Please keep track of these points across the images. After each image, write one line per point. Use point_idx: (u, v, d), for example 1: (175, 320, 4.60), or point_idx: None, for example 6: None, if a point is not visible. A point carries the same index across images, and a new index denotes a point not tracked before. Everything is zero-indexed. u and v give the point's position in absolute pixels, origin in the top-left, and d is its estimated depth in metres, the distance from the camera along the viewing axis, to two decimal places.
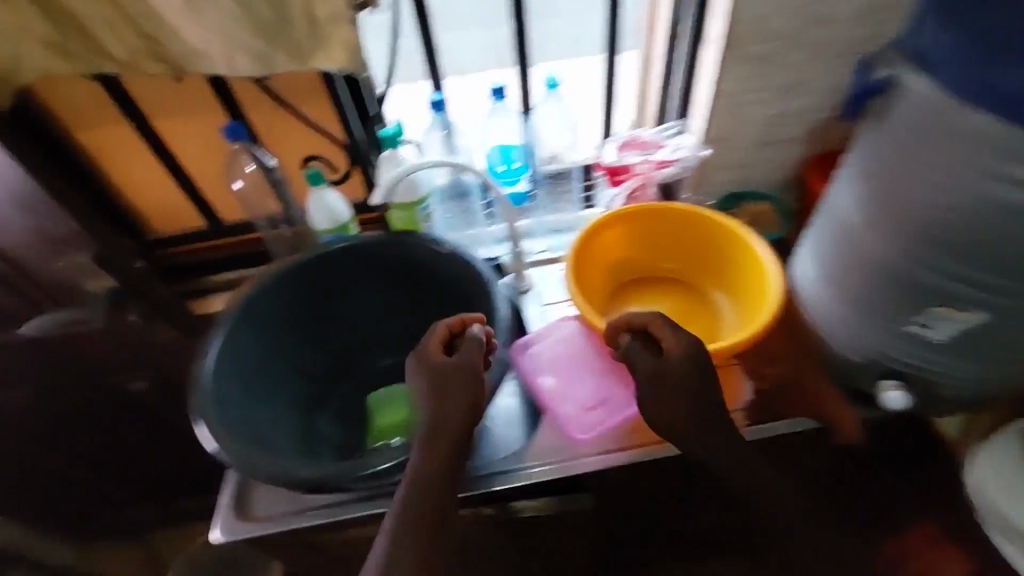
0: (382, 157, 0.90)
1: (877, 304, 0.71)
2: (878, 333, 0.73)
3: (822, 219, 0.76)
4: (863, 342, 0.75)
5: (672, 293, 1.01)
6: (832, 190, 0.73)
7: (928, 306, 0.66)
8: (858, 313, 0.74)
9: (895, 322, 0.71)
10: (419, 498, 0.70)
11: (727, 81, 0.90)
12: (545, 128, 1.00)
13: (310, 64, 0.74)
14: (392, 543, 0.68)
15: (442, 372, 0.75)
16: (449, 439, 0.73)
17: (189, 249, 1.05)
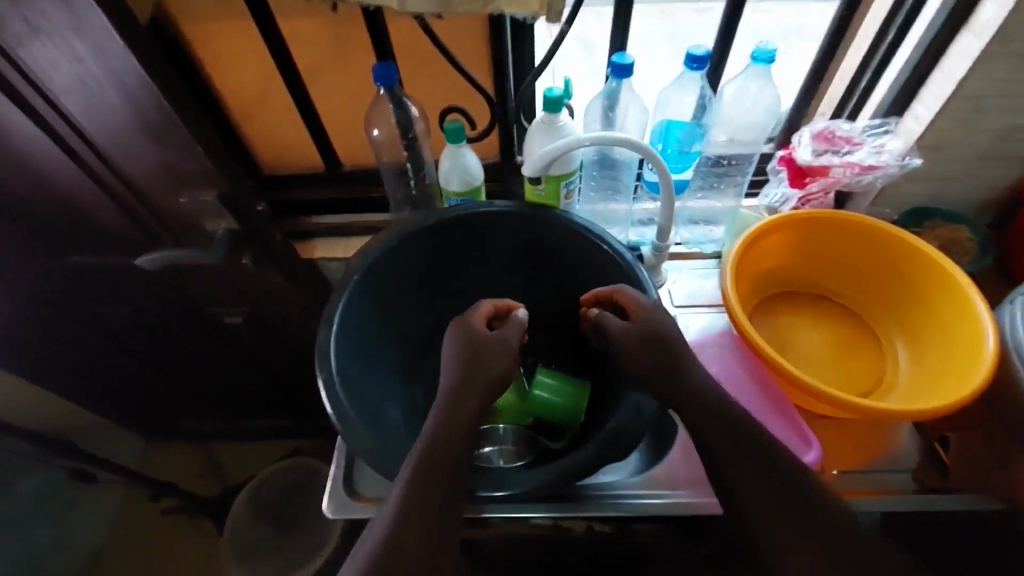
0: (540, 120, 0.78)
1: None
2: None
3: None
4: None
5: (832, 316, 0.88)
6: None
7: None
8: None
9: None
10: (438, 463, 0.59)
11: (976, 82, 0.72)
12: (733, 108, 0.82)
13: (494, 6, 0.62)
14: (402, 508, 0.56)
15: (481, 340, 0.73)
16: (464, 405, 0.65)
17: (304, 188, 0.99)
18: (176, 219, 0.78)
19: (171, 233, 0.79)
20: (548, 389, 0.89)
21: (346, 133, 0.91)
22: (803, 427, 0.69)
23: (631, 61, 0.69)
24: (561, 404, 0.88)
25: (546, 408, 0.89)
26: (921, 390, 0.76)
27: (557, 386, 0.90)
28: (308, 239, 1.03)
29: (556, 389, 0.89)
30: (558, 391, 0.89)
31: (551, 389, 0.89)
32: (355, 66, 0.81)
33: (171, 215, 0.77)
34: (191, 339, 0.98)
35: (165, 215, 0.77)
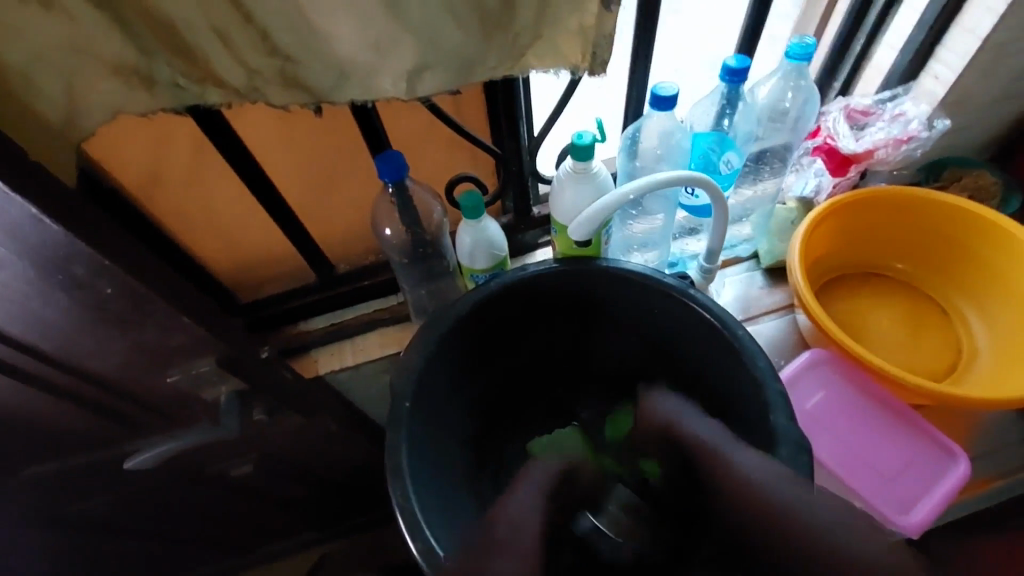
0: (570, 170, 0.68)
1: None
2: None
3: None
4: None
5: (889, 292, 0.86)
6: None
7: None
8: None
9: None
10: None
11: (1002, 33, 0.69)
12: (771, 110, 0.76)
13: (524, 66, 0.50)
14: None
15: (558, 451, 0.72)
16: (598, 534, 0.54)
17: (290, 298, 0.84)
18: (153, 394, 0.61)
19: (166, 415, 0.64)
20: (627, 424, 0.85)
21: (335, 226, 0.78)
22: (942, 437, 0.68)
23: (669, 91, 0.61)
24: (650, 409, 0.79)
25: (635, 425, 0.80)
26: (1014, 355, 0.74)
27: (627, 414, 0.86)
28: (307, 354, 0.86)
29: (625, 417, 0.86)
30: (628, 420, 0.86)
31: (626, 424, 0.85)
32: (338, 157, 0.69)
33: (163, 398, 0.62)
34: (192, 502, 0.80)
35: (156, 400, 0.62)
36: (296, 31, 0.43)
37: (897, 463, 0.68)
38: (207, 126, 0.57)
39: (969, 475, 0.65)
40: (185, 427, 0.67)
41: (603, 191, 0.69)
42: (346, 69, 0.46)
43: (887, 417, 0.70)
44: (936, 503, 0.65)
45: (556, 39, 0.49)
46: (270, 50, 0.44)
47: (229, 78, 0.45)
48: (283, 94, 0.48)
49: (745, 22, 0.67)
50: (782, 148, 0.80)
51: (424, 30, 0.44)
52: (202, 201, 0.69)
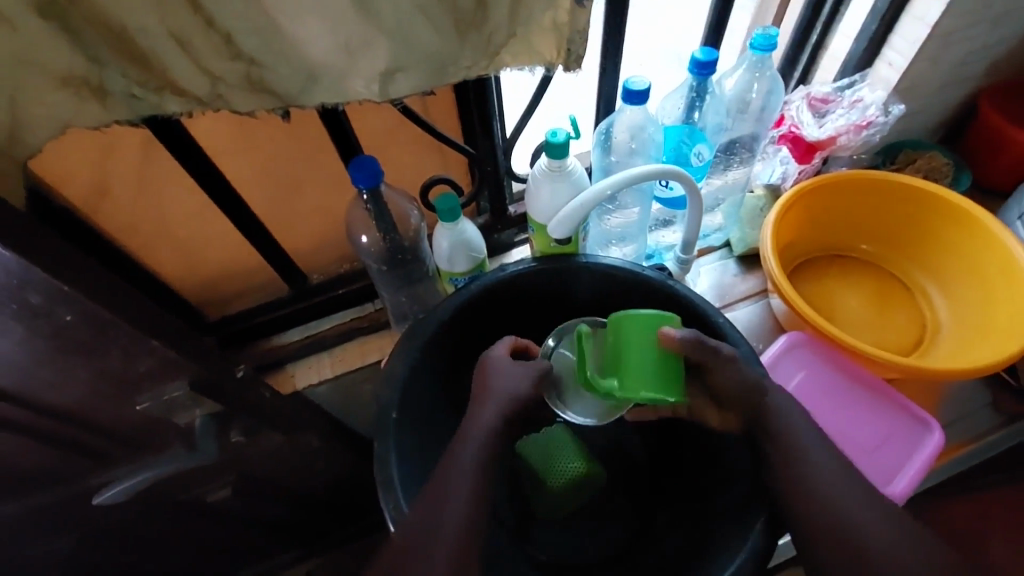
0: (545, 167, 0.67)
1: None
2: None
3: None
4: None
5: (856, 272, 0.89)
6: None
7: None
8: None
9: None
10: None
11: (948, 21, 0.72)
12: (737, 101, 0.78)
13: (498, 65, 0.49)
14: None
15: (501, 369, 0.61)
16: None
17: (261, 311, 0.81)
18: (121, 423, 0.58)
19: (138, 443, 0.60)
20: (633, 343, 0.56)
21: (306, 236, 0.76)
22: (915, 408, 0.70)
23: (641, 85, 0.61)
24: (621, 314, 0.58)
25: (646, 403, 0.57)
26: (973, 326, 0.78)
27: (642, 359, 0.55)
28: (284, 369, 0.84)
29: (636, 366, 0.54)
30: (646, 368, 0.54)
31: (636, 356, 0.55)
32: (305, 165, 0.66)
33: (133, 427, 0.59)
34: (168, 533, 0.76)
35: (125, 430, 0.58)
36: (261, 34, 0.41)
37: (874, 435, 0.71)
38: (166, 135, 0.54)
39: (943, 442, 0.68)
40: (156, 456, 0.63)
41: (579, 188, 0.69)
42: (316, 73, 0.44)
43: (863, 393, 0.73)
44: (915, 472, 0.67)
45: (531, 36, 0.48)
46: (234, 54, 0.42)
47: (189, 85, 0.43)
48: (248, 99, 0.45)
49: (710, 16, 0.68)
50: (749, 138, 0.82)
51: (398, 32, 0.43)
52: (161, 216, 0.66)
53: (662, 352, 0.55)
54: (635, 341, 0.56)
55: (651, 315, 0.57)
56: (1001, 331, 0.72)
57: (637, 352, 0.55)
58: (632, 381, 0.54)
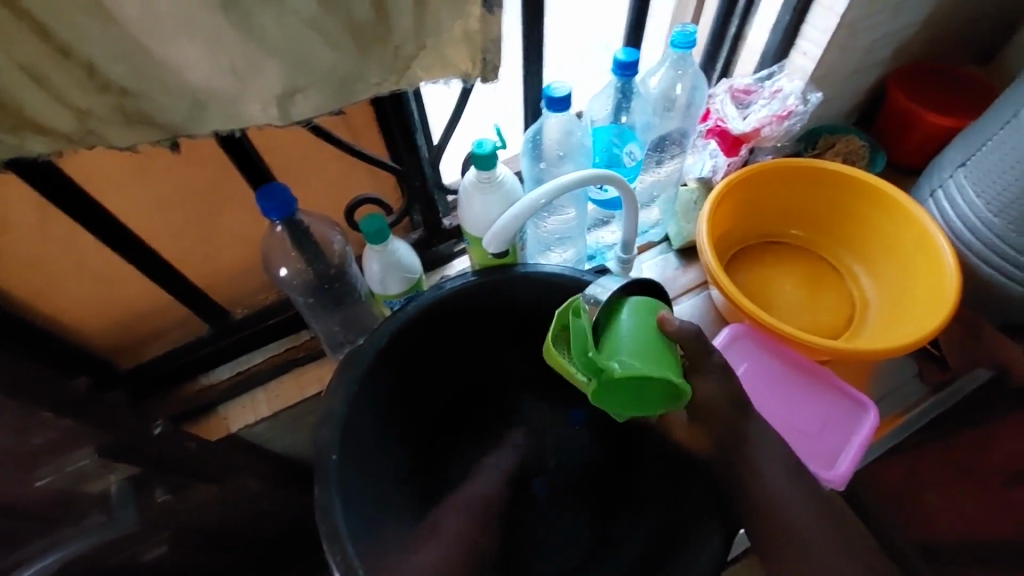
0: (476, 179, 0.65)
1: (1005, 192, 0.71)
2: (998, 222, 0.72)
3: (1005, 129, 0.70)
4: (992, 235, 0.74)
5: (789, 257, 0.91)
6: None
7: None
8: (993, 212, 0.73)
9: (1001, 213, 0.72)
10: None
11: (855, 11, 0.74)
12: (663, 100, 0.79)
13: (408, 80, 0.46)
14: None
15: None
16: None
17: (183, 354, 0.75)
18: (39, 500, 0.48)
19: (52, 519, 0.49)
20: (628, 325, 0.52)
21: (226, 270, 0.70)
22: (852, 391, 0.72)
23: (562, 91, 0.59)
24: (614, 297, 0.55)
25: (645, 400, 0.52)
26: (898, 304, 0.81)
27: (641, 341, 0.51)
28: (214, 413, 0.78)
29: (636, 346, 0.51)
30: (647, 348, 0.51)
31: (633, 335, 0.51)
32: (212, 198, 0.60)
33: (46, 504, 0.49)
34: None
35: (38, 506, 0.48)
36: (131, 61, 0.36)
37: (815, 420, 0.73)
38: (35, 179, 0.48)
39: (879, 420, 0.71)
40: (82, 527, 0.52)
41: (511, 198, 0.67)
42: (203, 98, 0.40)
43: (804, 378, 0.74)
44: (856, 453, 0.69)
45: (441, 47, 0.45)
46: (100, 86, 0.37)
47: (51, 122, 0.37)
48: (129, 133, 0.40)
49: (630, 14, 0.67)
50: (678, 134, 0.83)
51: (289, 51, 0.39)
52: (43, 265, 0.57)
53: (663, 334, 0.53)
54: (631, 322, 0.52)
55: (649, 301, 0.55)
56: (924, 307, 0.75)
57: (631, 332, 0.52)
58: (637, 360, 0.50)
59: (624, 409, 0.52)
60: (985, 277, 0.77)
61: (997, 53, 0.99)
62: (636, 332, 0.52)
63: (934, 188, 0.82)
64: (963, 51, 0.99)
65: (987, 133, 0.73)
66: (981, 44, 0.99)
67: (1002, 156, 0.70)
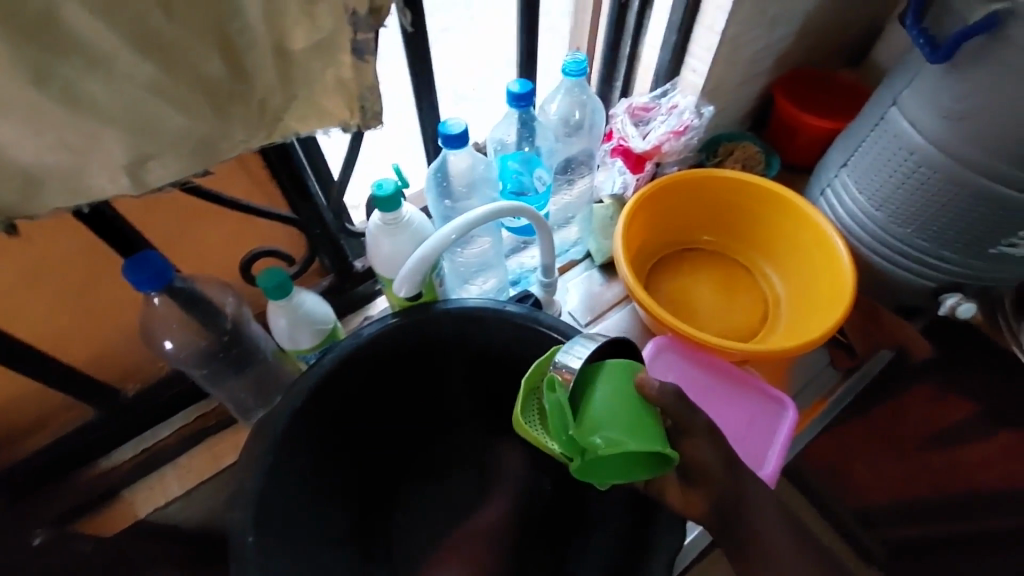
0: (380, 220, 0.62)
1: (882, 190, 0.76)
2: (880, 216, 0.78)
3: (876, 130, 0.75)
4: (876, 228, 0.79)
5: (703, 263, 0.94)
6: (897, 103, 0.72)
7: (916, 191, 0.72)
8: (875, 207, 0.78)
9: (882, 207, 0.77)
10: None
11: (733, 30, 0.78)
12: (563, 123, 0.80)
13: (281, 132, 0.43)
14: None
15: None
16: None
17: (70, 445, 0.67)
18: None
19: None
20: (604, 394, 0.50)
21: (110, 345, 0.63)
22: (771, 390, 0.75)
23: (458, 127, 0.58)
24: (589, 364, 0.52)
25: (630, 470, 0.49)
26: (805, 299, 0.85)
27: (618, 411, 0.49)
28: (119, 499, 0.70)
29: (614, 416, 0.49)
30: (624, 417, 0.49)
31: (608, 404, 0.49)
32: (79, 273, 0.54)
33: None
34: None
35: None
36: None
37: (740, 423, 0.75)
38: None
39: (798, 417, 0.74)
40: None
41: (421, 236, 0.65)
42: (35, 175, 0.35)
43: (727, 383, 0.76)
44: (779, 450, 0.72)
45: (315, 96, 0.43)
46: None
47: None
48: None
49: (520, 44, 0.67)
50: (584, 155, 0.84)
51: (130, 115, 0.35)
52: None
53: (642, 400, 0.50)
54: (606, 390, 0.50)
55: (625, 364, 0.52)
56: (827, 301, 0.79)
57: (607, 400, 0.49)
58: (615, 431, 0.48)
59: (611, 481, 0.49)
60: (875, 265, 0.83)
61: (865, 56, 1.08)
62: (614, 401, 0.49)
63: (823, 187, 0.87)
64: (837, 56, 1.07)
65: (862, 133, 0.78)
66: (851, 49, 1.08)
67: (877, 157, 0.76)
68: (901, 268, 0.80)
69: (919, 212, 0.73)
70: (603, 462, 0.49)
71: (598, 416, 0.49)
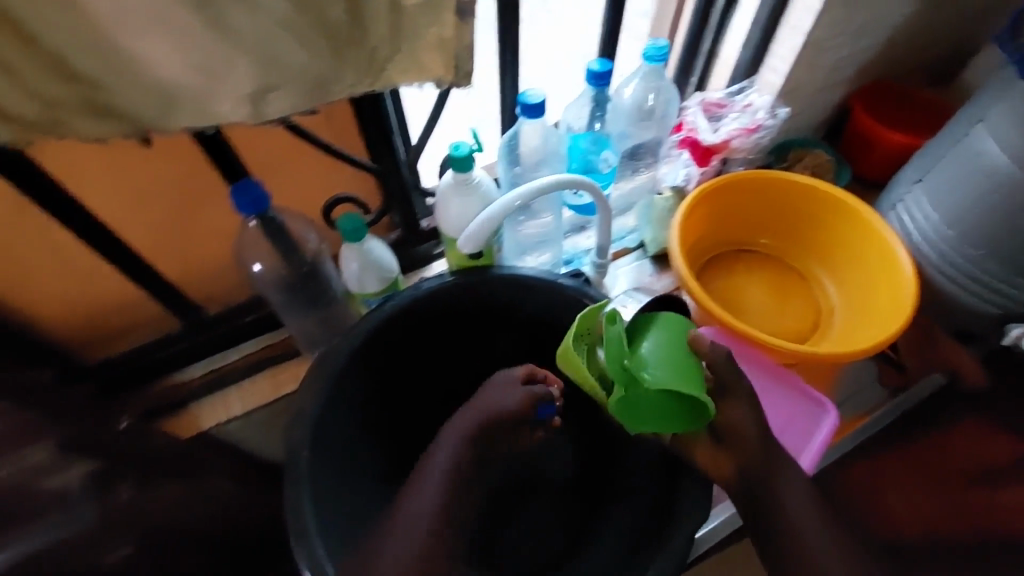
0: (452, 179, 0.66)
1: (955, 208, 0.74)
2: (949, 235, 0.76)
3: (956, 147, 0.74)
4: (944, 247, 0.77)
5: (758, 267, 0.94)
6: (981, 120, 0.70)
7: (992, 212, 0.70)
8: (945, 226, 0.76)
9: (952, 226, 0.75)
10: None
11: (819, 31, 0.77)
12: (635, 109, 0.82)
13: (382, 81, 0.47)
14: None
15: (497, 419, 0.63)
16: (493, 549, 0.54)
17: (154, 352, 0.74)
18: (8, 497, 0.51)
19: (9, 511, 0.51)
20: (658, 340, 0.60)
21: (200, 266, 0.70)
22: (814, 393, 0.76)
23: (536, 98, 0.61)
24: (644, 316, 0.64)
25: (667, 416, 0.57)
26: (860, 312, 0.84)
27: (668, 354, 0.59)
28: (185, 410, 0.76)
29: (664, 359, 0.59)
30: (672, 363, 0.59)
31: (662, 348, 0.59)
32: (187, 194, 0.61)
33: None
34: None
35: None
36: (101, 54, 0.37)
37: (778, 421, 0.76)
38: (12, 170, 0.48)
39: (838, 421, 0.73)
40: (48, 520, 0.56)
41: (488, 200, 0.69)
42: (174, 94, 0.40)
43: (771, 382, 0.77)
44: (814, 453, 0.73)
45: (417, 52, 0.46)
46: (68, 76, 0.37)
47: (13, 109, 0.37)
48: (97, 126, 0.40)
49: (605, 27, 0.69)
50: (654, 144, 0.89)
51: (262, 49, 0.40)
52: (12, 256, 0.57)
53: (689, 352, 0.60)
54: (661, 337, 0.61)
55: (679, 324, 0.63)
56: (883, 315, 0.78)
57: (660, 345, 0.60)
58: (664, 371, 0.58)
59: (646, 420, 0.57)
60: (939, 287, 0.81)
61: (956, 76, 1.04)
62: (665, 347, 0.59)
63: (894, 202, 0.85)
64: (926, 73, 1.04)
65: (941, 149, 0.76)
66: (942, 66, 1.04)
67: (953, 173, 0.74)
68: (967, 291, 0.78)
69: (992, 233, 0.71)
70: (646, 401, 0.57)
71: (650, 357, 0.59)
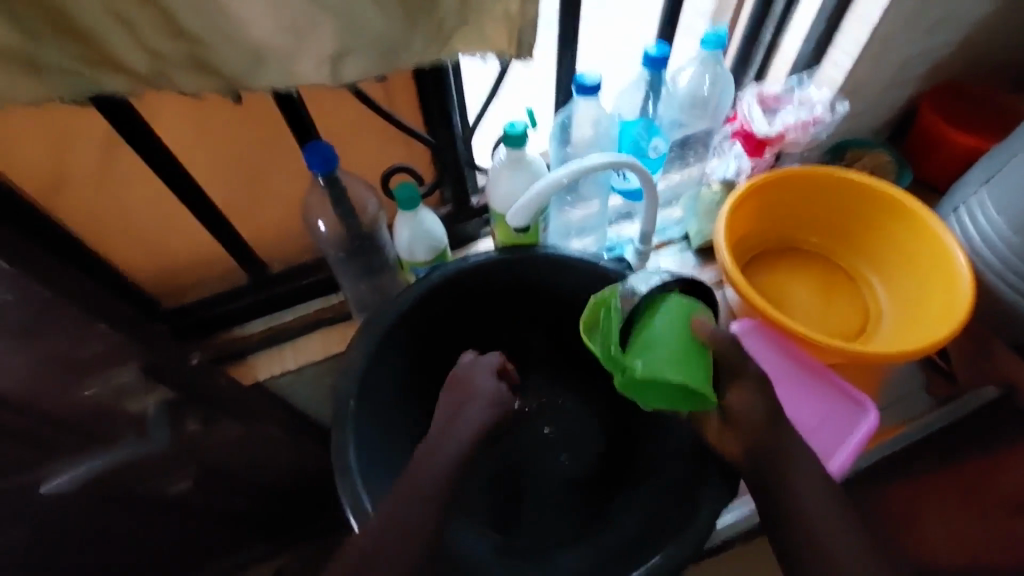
0: (505, 155, 0.69)
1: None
2: (1016, 239, 0.73)
3: None
4: (1009, 252, 0.74)
5: (806, 265, 0.92)
6: None
7: None
8: (1012, 229, 0.73)
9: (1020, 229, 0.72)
10: None
11: (886, 26, 0.76)
12: (689, 98, 0.82)
13: (447, 51, 0.50)
14: None
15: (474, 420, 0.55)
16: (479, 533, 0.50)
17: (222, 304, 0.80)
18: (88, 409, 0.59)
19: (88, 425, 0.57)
20: (657, 324, 0.57)
21: (268, 226, 0.76)
22: (855, 392, 0.74)
23: (592, 78, 0.63)
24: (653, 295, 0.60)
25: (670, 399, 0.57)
26: (910, 317, 0.82)
27: (664, 340, 0.56)
28: (243, 359, 0.82)
29: (660, 345, 0.56)
30: (668, 349, 0.56)
31: (659, 333, 0.57)
32: (263, 155, 0.66)
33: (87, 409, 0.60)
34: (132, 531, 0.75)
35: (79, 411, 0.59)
36: (205, 13, 0.41)
37: (815, 418, 0.75)
38: (120, 121, 0.54)
39: (878, 422, 0.73)
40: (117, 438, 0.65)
41: (537, 177, 0.71)
42: (264, 53, 0.44)
43: (810, 378, 0.76)
44: (850, 452, 0.72)
45: (482, 24, 0.49)
46: (176, 33, 0.41)
47: (127, 60, 0.42)
48: (196, 80, 0.45)
49: (664, 14, 0.70)
50: (704, 134, 0.87)
51: (343, 14, 0.43)
52: (112, 203, 0.64)
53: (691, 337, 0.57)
54: (661, 321, 0.57)
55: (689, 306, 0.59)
56: (936, 319, 0.76)
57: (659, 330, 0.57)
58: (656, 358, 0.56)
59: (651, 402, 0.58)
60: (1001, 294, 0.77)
61: None
62: (662, 333, 0.57)
63: (957, 205, 0.82)
64: (1006, 77, 0.99)
65: (1012, 150, 0.74)
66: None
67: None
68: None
69: None
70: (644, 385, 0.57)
71: (644, 343, 0.57)
